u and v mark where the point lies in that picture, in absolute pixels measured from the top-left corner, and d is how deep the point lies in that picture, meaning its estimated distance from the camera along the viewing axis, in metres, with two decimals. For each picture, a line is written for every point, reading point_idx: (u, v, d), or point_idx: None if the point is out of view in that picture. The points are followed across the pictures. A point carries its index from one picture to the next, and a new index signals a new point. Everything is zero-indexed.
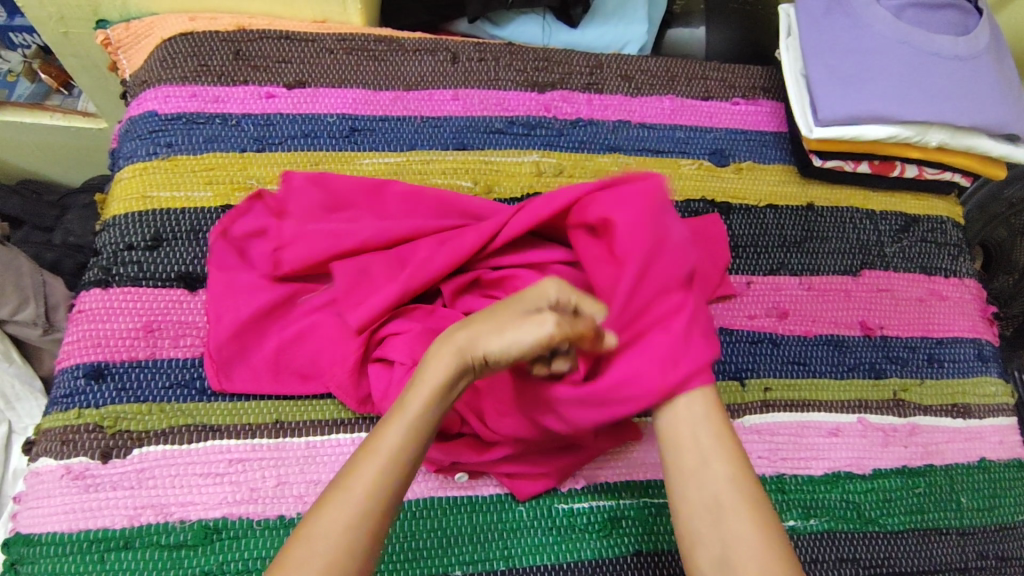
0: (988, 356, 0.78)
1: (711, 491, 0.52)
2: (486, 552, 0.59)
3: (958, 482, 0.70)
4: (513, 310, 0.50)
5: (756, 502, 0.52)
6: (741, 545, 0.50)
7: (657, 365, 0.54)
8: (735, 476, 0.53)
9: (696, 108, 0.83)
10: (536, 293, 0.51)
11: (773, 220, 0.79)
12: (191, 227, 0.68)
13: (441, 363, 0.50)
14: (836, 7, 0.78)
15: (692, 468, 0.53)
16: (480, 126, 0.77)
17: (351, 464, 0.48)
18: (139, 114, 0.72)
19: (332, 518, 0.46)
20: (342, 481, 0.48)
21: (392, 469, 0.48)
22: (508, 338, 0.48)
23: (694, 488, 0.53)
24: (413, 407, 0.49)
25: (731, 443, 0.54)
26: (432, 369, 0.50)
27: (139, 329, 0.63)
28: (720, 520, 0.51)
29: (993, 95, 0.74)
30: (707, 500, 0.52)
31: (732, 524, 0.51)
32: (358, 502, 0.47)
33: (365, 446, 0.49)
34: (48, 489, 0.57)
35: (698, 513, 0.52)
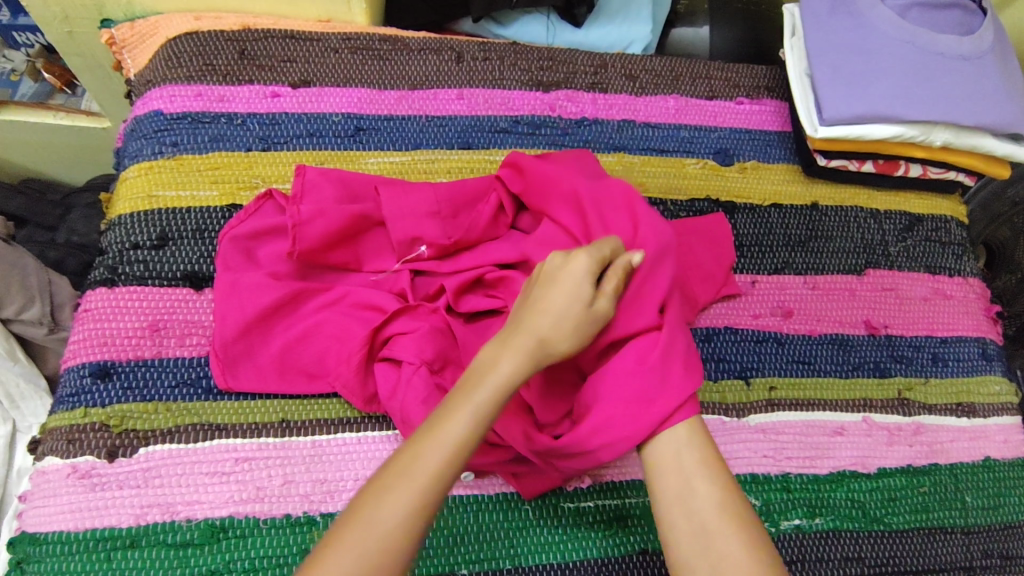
0: (993, 355, 0.78)
1: (697, 513, 0.50)
2: (491, 551, 0.59)
3: (962, 481, 0.70)
4: (570, 291, 0.52)
5: (748, 522, 0.50)
6: (732, 568, 0.47)
7: (632, 408, 0.54)
8: (723, 496, 0.50)
9: (701, 108, 0.83)
10: (573, 274, 0.52)
11: (777, 219, 0.79)
12: (196, 226, 0.68)
13: (511, 355, 0.49)
14: (841, 7, 0.78)
15: (677, 491, 0.51)
16: (485, 125, 0.77)
17: (412, 448, 0.46)
18: (144, 114, 0.72)
19: (395, 501, 0.44)
20: (402, 463, 0.46)
21: (458, 456, 0.46)
22: (578, 330, 0.51)
23: (678, 512, 0.50)
24: (480, 395, 0.48)
25: (717, 465, 0.52)
26: (507, 359, 0.49)
27: (145, 328, 0.63)
28: (709, 544, 0.48)
29: (998, 95, 0.74)
30: (692, 526, 0.49)
31: (722, 547, 0.48)
32: (423, 487, 0.45)
33: (426, 429, 0.47)
34: (54, 488, 0.57)
35: (686, 538, 0.49)
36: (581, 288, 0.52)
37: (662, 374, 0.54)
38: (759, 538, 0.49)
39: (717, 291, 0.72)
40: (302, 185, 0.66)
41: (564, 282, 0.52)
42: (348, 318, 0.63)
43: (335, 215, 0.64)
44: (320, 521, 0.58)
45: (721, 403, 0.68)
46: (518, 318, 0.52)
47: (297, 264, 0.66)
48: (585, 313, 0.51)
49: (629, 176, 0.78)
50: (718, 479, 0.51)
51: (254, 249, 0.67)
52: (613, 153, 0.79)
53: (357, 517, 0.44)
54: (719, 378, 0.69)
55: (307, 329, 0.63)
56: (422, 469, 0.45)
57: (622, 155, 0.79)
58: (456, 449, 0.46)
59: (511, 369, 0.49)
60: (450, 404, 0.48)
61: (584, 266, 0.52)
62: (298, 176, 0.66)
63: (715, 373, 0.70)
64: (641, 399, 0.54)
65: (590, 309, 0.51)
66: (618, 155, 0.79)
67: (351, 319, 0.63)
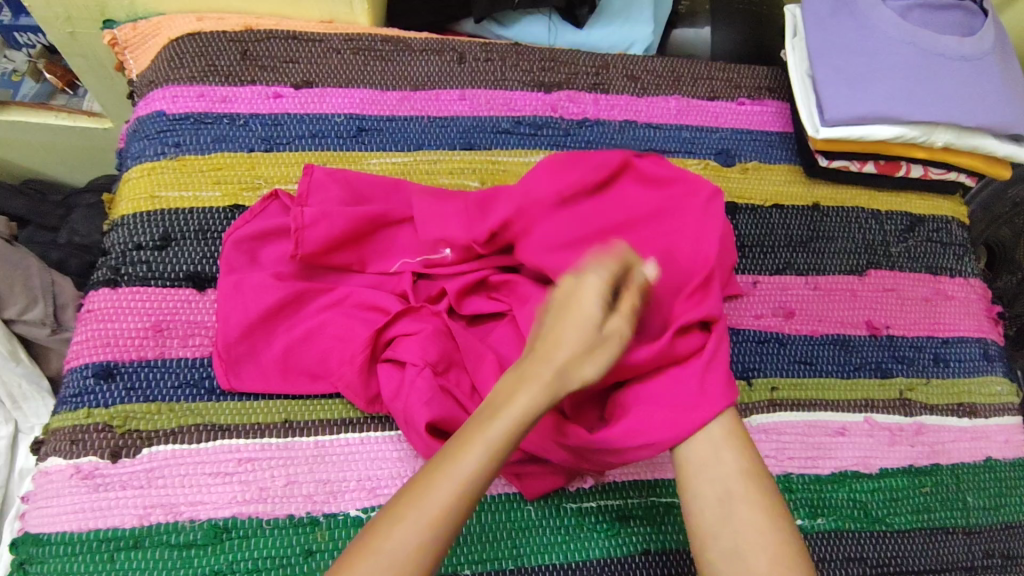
0: (994, 356, 0.78)
1: (721, 481, 0.54)
2: (494, 551, 0.59)
3: (963, 481, 0.71)
4: (585, 318, 0.51)
5: (765, 489, 0.54)
6: (752, 531, 0.51)
7: (670, 415, 0.55)
8: (744, 466, 0.54)
9: (702, 108, 0.83)
10: (587, 298, 0.51)
11: (779, 220, 0.79)
12: (199, 227, 0.68)
13: (530, 387, 0.49)
14: (842, 8, 0.78)
15: (702, 458, 0.55)
16: (487, 126, 0.77)
17: (425, 482, 0.47)
18: (147, 114, 0.72)
19: (406, 530, 0.45)
20: (415, 496, 0.46)
21: (468, 491, 0.46)
22: (597, 362, 0.50)
23: (703, 478, 0.54)
24: (496, 430, 0.48)
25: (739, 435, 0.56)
26: (525, 389, 0.49)
27: (148, 329, 0.63)
28: (731, 510, 0.52)
29: (999, 96, 0.75)
30: (721, 510, 0.53)
31: (743, 513, 0.52)
32: (435, 516, 0.45)
33: (442, 462, 0.47)
34: (57, 488, 0.57)
35: (708, 503, 0.53)
36: (590, 311, 0.51)
37: (701, 380, 0.57)
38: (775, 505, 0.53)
39: (718, 292, 0.72)
40: (310, 185, 0.66)
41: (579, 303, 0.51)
42: (350, 319, 0.64)
43: (340, 218, 0.64)
44: (324, 522, 0.58)
45: None
46: (535, 348, 0.51)
47: (300, 265, 0.66)
48: (599, 342, 0.50)
49: None
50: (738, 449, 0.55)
51: (258, 250, 0.67)
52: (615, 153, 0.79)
53: (365, 552, 0.44)
54: None
55: (311, 329, 0.63)
56: (433, 502, 0.46)
57: None
58: (469, 483, 0.46)
59: (529, 405, 0.48)
60: (465, 437, 0.48)
61: (598, 291, 0.51)
62: (305, 175, 0.67)
63: None
64: (686, 405, 0.56)
65: (603, 339, 0.51)
66: None
67: (354, 319, 0.63)
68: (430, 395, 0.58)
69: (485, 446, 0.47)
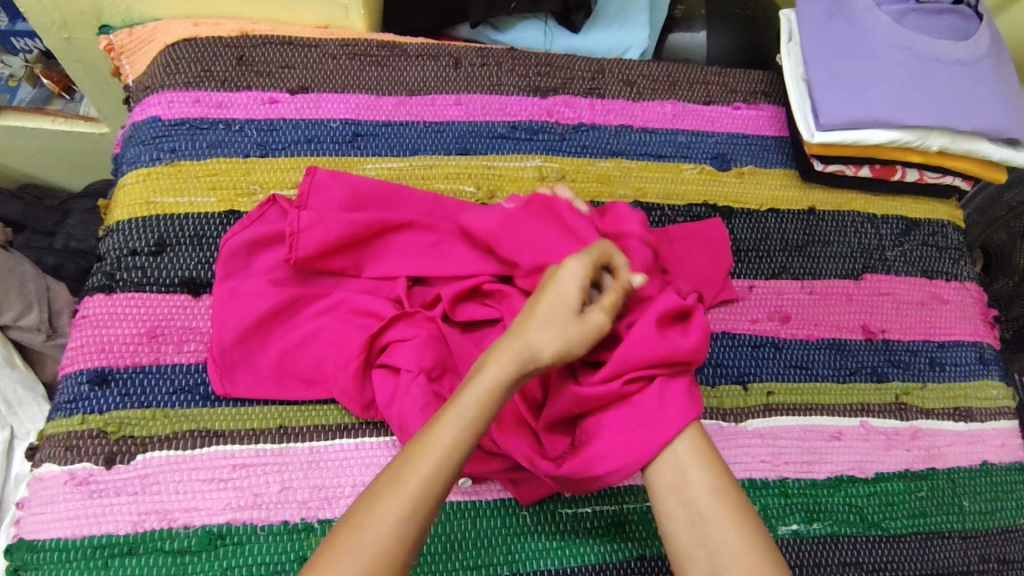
0: (990, 359, 0.78)
1: (691, 501, 0.53)
2: (489, 557, 0.59)
3: (960, 485, 0.70)
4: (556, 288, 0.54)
5: (739, 505, 0.53)
6: (725, 551, 0.50)
7: (634, 436, 0.55)
8: (715, 480, 0.53)
9: (698, 113, 0.83)
10: (568, 278, 0.55)
11: (775, 224, 0.79)
12: (194, 232, 0.68)
13: (497, 362, 0.51)
14: (837, 12, 0.78)
15: (672, 479, 0.54)
16: (482, 131, 0.77)
17: (371, 499, 0.46)
18: (143, 120, 0.72)
19: (387, 508, 0.46)
20: (362, 515, 0.46)
21: (419, 503, 0.46)
22: (564, 336, 0.53)
23: (674, 501, 0.53)
24: (442, 438, 0.48)
25: (708, 451, 0.55)
26: (489, 371, 0.51)
27: (143, 335, 0.63)
28: (702, 530, 0.51)
29: (993, 100, 0.75)
30: (688, 517, 0.52)
31: (716, 533, 0.51)
32: (413, 493, 0.46)
33: (388, 480, 0.47)
34: (52, 495, 0.57)
35: (682, 524, 0.52)
36: (566, 285, 0.54)
37: (662, 395, 0.56)
38: (747, 518, 0.52)
39: (714, 296, 0.72)
40: (311, 185, 0.67)
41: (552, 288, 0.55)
42: (343, 325, 0.63)
43: (335, 224, 0.64)
44: (318, 528, 0.58)
45: (718, 408, 0.68)
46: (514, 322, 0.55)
47: (295, 270, 0.66)
48: (564, 314, 0.53)
49: (627, 181, 0.78)
50: (708, 465, 0.54)
51: (254, 258, 0.67)
52: (611, 158, 0.79)
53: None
54: (717, 384, 0.69)
55: (306, 334, 0.63)
56: (382, 519, 0.45)
57: (620, 160, 0.79)
58: (419, 493, 0.47)
59: (475, 404, 0.50)
60: (411, 453, 0.48)
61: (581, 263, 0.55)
62: (308, 175, 0.67)
63: (713, 378, 0.70)
64: (646, 426, 0.55)
65: (569, 317, 0.53)
66: (616, 160, 0.79)
67: (348, 325, 0.63)
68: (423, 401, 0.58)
69: (434, 453, 0.48)
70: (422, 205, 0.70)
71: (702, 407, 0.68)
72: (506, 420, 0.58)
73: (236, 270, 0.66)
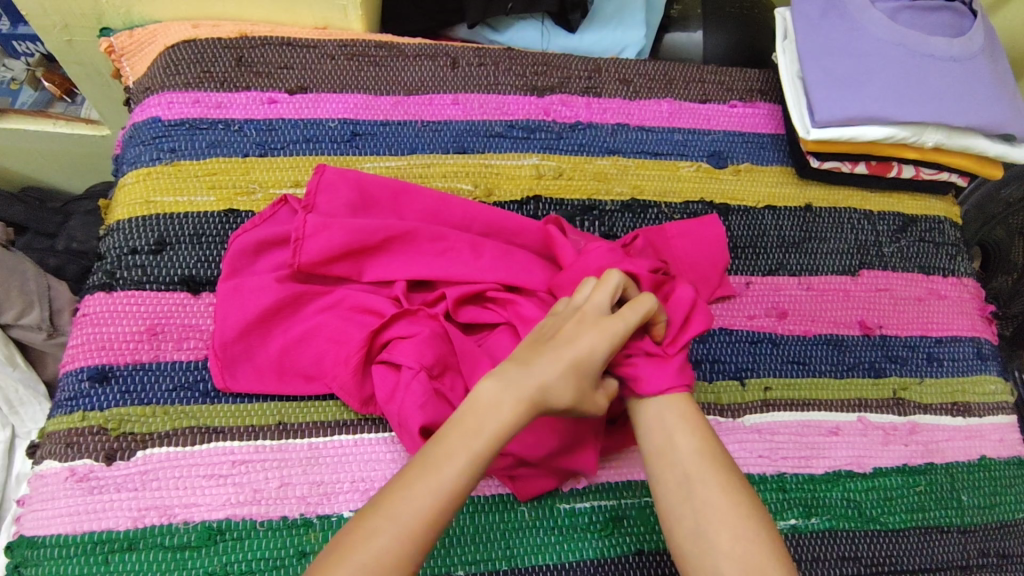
0: (987, 354, 0.78)
1: (679, 464, 0.54)
2: (488, 552, 0.59)
3: (959, 480, 0.71)
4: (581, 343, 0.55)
5: (725, 466, 0.54)
6: (711, 513, 0.51)
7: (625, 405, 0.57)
8: (701, 445, 0.55)
9: (694, 111, 0.83)
10: (602, 341, 0.55)
11: (772, 220, 0.79)
12: (194, 231, 0.68)
13: (507, 401, 0.51)
14: (832, 10, 0.79)
15: (661, 445, 0.55)
16: (480, 130, 0.78)
17: (374, 527, 0.47)
18: (143, 121, 0.73)
19: (385, 546, 0.46)
20: (360, 538, 0.46)
21: (419, 537, 0.47)
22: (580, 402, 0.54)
23: (663, 465, 0.54)
24: (448, 475, 0.48)
25: (695, 414, 0.57)
26: (496, 412, 0.51)
27: (143, 332, 0.63)
28: (690, 493, 0.52)
29: (988, 96, 0.75)
30: (676, 481, 0.53)
31: (702, 495, 0.52)
32: (415, 533, 0.47)
33: (392, 508, 0.47)
34: (53, 491, 0.57)
35: (671, 487, 0.53)
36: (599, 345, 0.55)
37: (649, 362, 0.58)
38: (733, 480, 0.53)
39: (711, 293, 0.72)
40: (319, 183, 0.68)
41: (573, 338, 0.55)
42: (343, 322, 0.64)
43: (337, 225, 0.64)
44: (317, 523, 0.58)
45: (716, 404, 0.68)
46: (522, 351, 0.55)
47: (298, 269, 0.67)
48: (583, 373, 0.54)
49: (624, 179, 0.78)
50: (695, 428, 0.56)
51: (259, 257, 0.67)
52: (608, 156, 0.79)
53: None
54: (714, 379, 0.70)
55: (308, 331, 0.64)
56: (381, 546, 0.46)
57: (617, 158, 0.79)
58: (418, 525, 0.47)
59: (484, 447, 0.50)
60: (416, 482, 0.48)
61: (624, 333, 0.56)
62: (315, 174, 0.68)
63: (711, 374, 0.70)
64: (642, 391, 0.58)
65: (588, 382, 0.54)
66: (613, 158, 0.79)
67: (349, 322, 0.64)
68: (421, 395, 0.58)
69: (437, 490, 0.48)
70: (428, 206, 0.70)
71: (700, 403, 0.68)
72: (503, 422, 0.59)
73: (239, 269, 0.66)
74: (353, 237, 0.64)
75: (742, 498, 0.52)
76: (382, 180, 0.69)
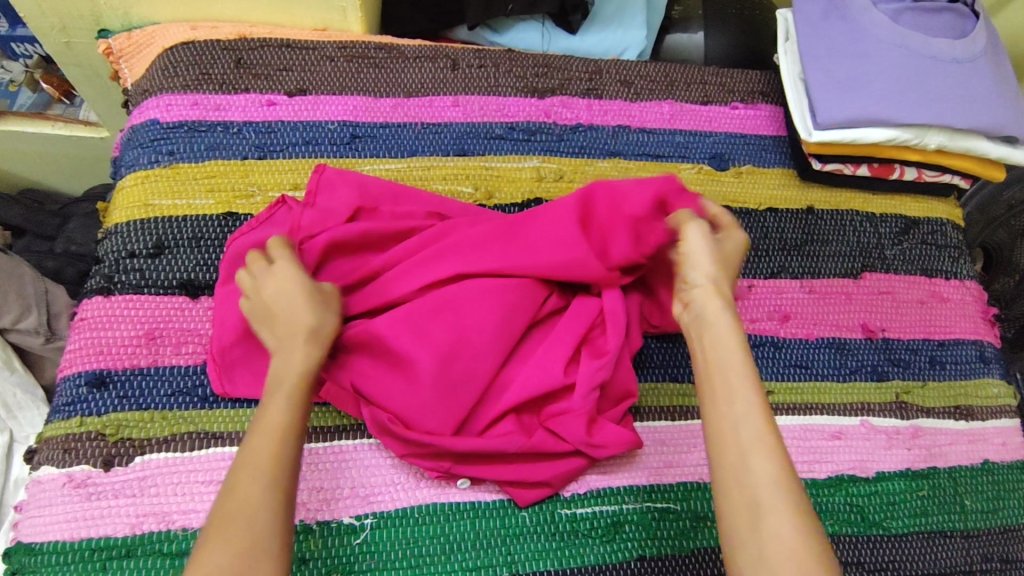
0: (991, 358, 0.78)
1: (751, 487, 0.46)
2: (488, 558, 0.58)
3: (962, 484, 0.70)
4: (697, 261, 0.56)
5: (800, 498, 0.46)
6: (779, 550, 0.44)
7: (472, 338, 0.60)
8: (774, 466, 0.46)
9: (695, 113, 0.83)
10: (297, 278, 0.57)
11: (773, 223, 0.79)
12: (192, 235, 0.68)
13: (299, 350, 0.54)
14: (834, 11, 0.79)
15: (733, 460, 0.47)
16: (480, 132, 0.77)
17: (230, 487, 0.47)
18: (141, 123, 0.72)
19: (247, 489, 0.47)
20: (226, 502, 0.47)
21: (272, 472, 0.48)
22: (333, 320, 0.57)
23: (733, 484, 0.47)
24: (275, 411, 0.51)
25: (773, 433, 0.48)
26: (301, 355, 0.54)
27: (141, 337, 0.63)
28: (758, 521, 0.45)
29: (991, 98, 0.75)
30: (743, 501, 0.46)
31: (771, 527, 0.45)
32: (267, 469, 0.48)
33: (239, 463, 0.48)
34: (50, 497, 0.57)
35: (737, 512, 0.46)
36: (709, 267, 0.55)
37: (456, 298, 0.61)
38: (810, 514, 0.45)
39: None
40: (319, 182, 0.68)
41: (690, 252, 0.56)
42: None
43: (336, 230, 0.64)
44: (316, 529, 0.57)
45: None
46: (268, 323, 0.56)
47: None
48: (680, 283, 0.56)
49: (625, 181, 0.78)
50: (772, 450, 0.47)
51: None
52: (609, 158, 0.79)
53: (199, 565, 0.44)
54: None
55: None
56: (245, 495, 0.46)
57: (618, 160, 0.79)
58: (272, 463, 0.48)
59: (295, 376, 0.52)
60: (252, 435, 0.50)
61: (733, 245, 0.59)
62: (315, 172, 0.68)
63: None
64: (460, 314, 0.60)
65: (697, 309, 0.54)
66: (614, 160, 0.79)
67: None
68: (386, 390, 0.60)
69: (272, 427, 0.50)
70: (428, 207, 0.70)
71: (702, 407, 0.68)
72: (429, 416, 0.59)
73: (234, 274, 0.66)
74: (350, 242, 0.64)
75: (814, 536, 0.45)
76: (380, 184, 0.70)
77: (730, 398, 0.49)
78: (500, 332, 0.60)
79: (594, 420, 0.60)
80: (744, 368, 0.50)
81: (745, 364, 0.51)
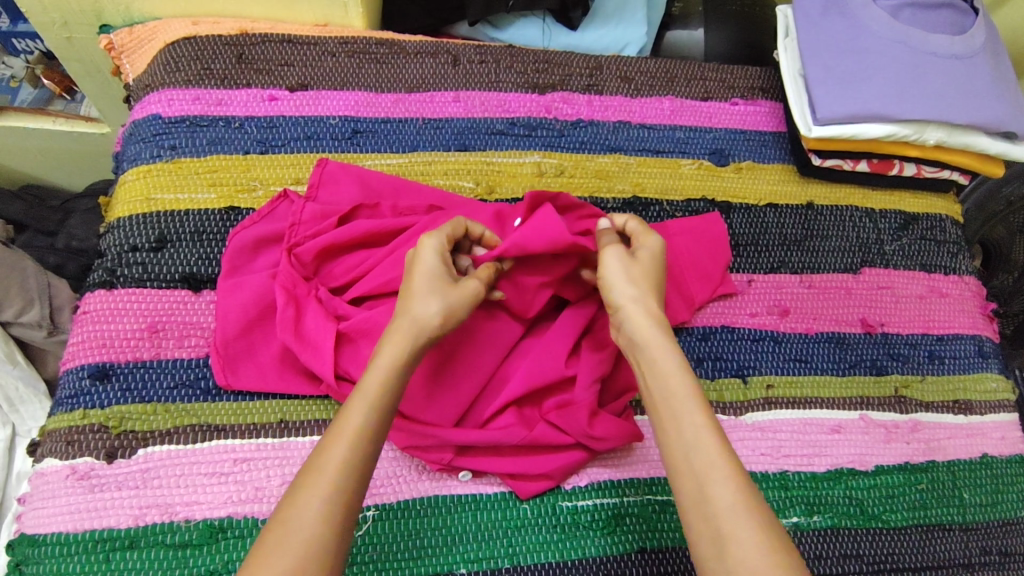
0: (989, 353, 0.78)
1: (711, 513, 0.45)
2: (491, 550, 0.59)
3: (960, 478, 0.70)
4: (617, 281, 0.57)
5: (764, 516, 0.45)
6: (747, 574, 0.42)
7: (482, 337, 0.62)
8: (734, 495, 0.45)
9: (695, 109, 0.83)
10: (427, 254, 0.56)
11: (773, 218, 0.79)
12: (195, 229, 0.68)
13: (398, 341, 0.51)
14: (833, 8, 0.79)
15: (692, 488, 0.47)
16: (481, 127, 0.77)
17: (290, 496, 0.45)
18: (143, 118, 0.73)
19: (310, 500, 0.44)
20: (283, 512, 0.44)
21: (336, 493, 0.45)
22: (447, 301, 0.53)
23: (695, 514, 0.46)
24: (358, 416, 0.48)
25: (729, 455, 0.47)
26: (386, 353, 0.51)
27: (143, 330, 0.63)
28: (722, 547, 0.44)
29: (990, 94, 0.75)
30: (707, 530, 0.45)
31: (736, 549, 0.43)
32: (332, 485, 0.45)
33: (305, 472, 0.46)
34: (53, 489, 0.57)
35: (705, 540, 0.45)
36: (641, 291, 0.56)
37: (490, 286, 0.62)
38: (776, 539, 0.44)
39: (713, 290, 0.72)
40: (322, 176, 0.70)
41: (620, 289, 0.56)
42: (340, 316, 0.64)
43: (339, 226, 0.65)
44: None
45: (717, 402, 0.68)
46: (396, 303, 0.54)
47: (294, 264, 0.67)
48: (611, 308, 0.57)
49: (625, 176, 0.78)
50: (729, 470, 0.47)
51: (258, 255, 0.67)
52: (609, 153, 0.79)
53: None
54: (715, 377, 0.70)
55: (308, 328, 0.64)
56: (306, 511, 0.44)
57: (619, 155, 0.79)
58: (341, 480, 0.45)
59: (378, 385, 0.49)
60: (326, 441, 0.47)
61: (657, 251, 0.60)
62: (318, 167, 0.70)
63: (712, 372, 0.70)
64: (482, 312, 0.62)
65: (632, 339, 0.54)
66: (615, 155, 0.79)
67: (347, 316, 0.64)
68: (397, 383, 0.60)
69: (350, 436, 0.47)
70: (429, 201, 0.70)
71: None
72: (435, 405, 0.60)
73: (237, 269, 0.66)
74: (353, 235, 0.65)
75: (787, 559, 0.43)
76: (380, 180, 0.71)
77: (676, 425, 0.49)
78: (502, 323, 0.62)
79: (595, 412, 0.60)
80: (690, 391, 0.50)
81: (689, 386, 0.51)
